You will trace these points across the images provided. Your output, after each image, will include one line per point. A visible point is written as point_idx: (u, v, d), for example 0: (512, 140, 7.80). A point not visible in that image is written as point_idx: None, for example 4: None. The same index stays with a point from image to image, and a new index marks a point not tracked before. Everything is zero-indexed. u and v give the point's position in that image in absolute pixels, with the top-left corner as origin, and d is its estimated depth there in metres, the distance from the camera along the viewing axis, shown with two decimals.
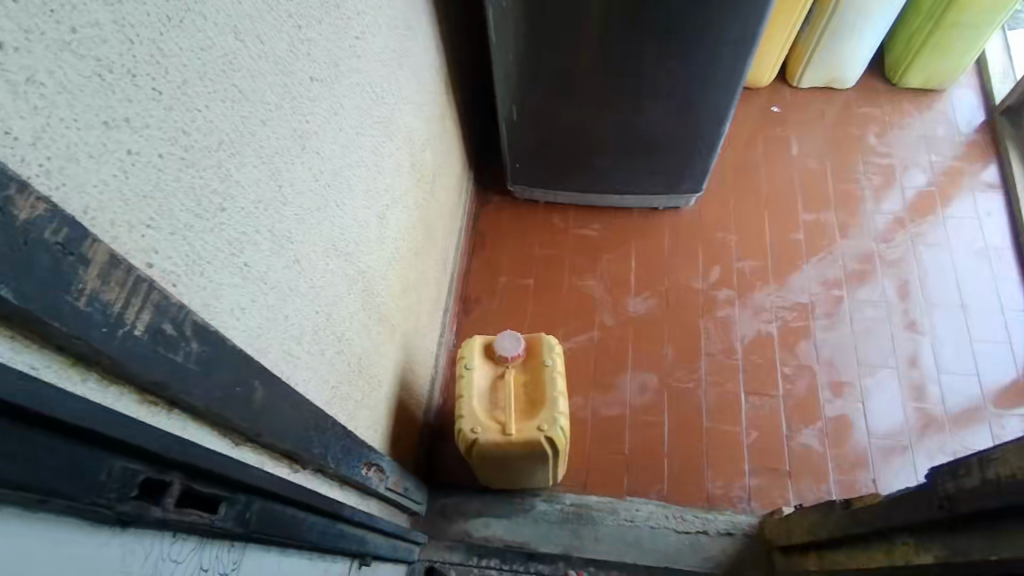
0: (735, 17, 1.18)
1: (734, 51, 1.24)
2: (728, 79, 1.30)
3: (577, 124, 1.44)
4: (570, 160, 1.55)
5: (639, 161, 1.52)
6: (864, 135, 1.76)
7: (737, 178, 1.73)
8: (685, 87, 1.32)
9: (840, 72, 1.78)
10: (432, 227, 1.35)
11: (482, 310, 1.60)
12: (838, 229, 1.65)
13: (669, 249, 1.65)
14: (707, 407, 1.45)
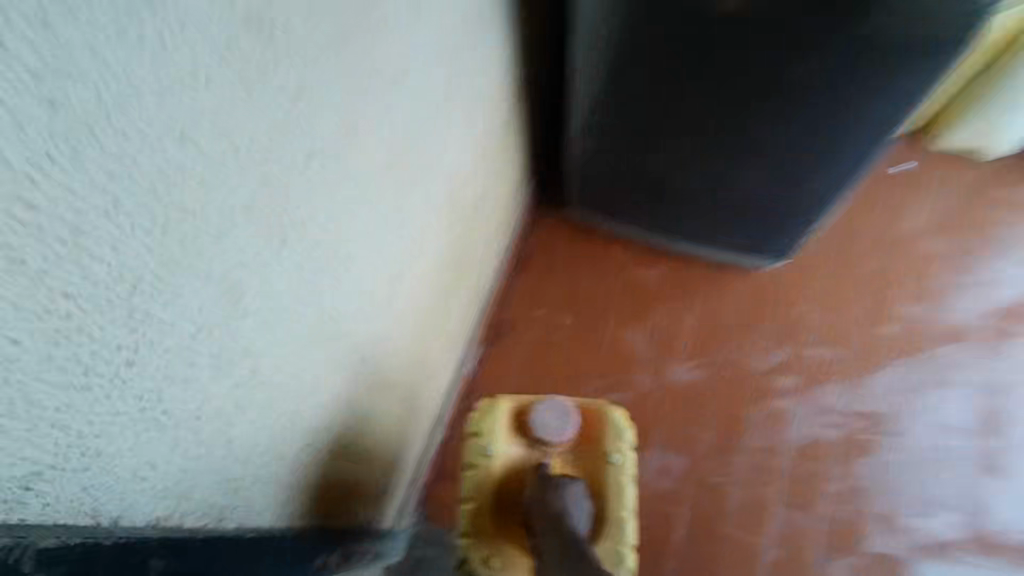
0: (883, 94, 0.91)
1: (871, 131, 0.98)
2: (854, 155, 1.04)
3: (655, 169, 1.22)
4: (640, 201, 1.34)
5: (721, 219, 1.30)
6: (998, 228, 1.49)
7: (830, 245, 1.49)
8: (805, 157, 1.07)
9: (997, 136, 1.46)
10: (466, 258, 1.19)
11: (510, 340, 1.44)
12: (935, 331, 1.41)
13: (736, 315, 1.44)
14: (737, 509, 1.29)
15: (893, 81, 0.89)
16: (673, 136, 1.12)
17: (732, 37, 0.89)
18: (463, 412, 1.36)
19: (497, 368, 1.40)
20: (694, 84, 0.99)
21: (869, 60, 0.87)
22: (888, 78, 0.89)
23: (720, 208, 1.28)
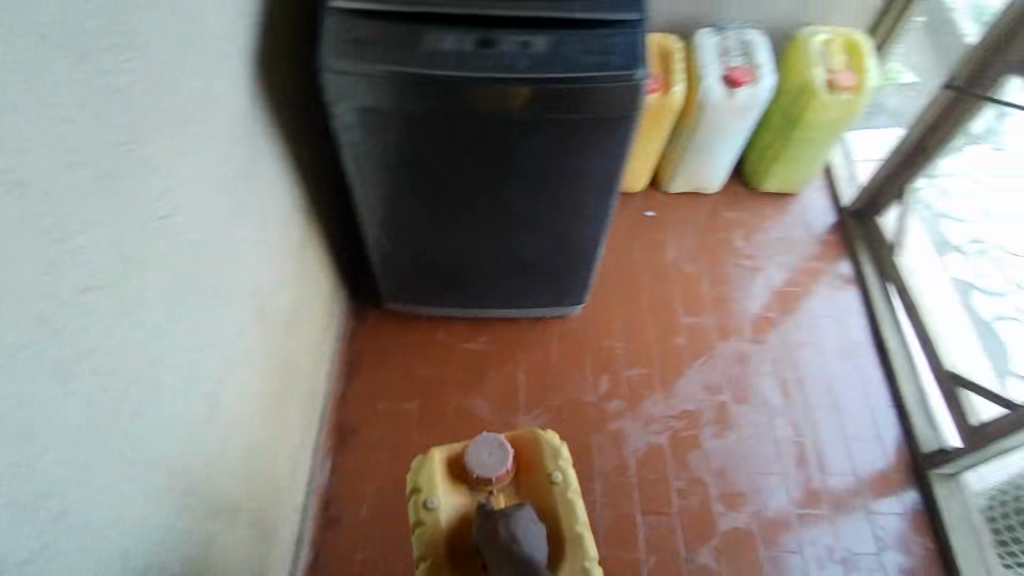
0: (598, 159, 1.11)
1: (603, 187, 1.18)
2: (600, 205, 1.24)
3: (451, 253, 1.37)
4: (448, 283, 1.48)
5: (520, 282, 1.47)
6: (732, 238, 1.84)
7: (617, 283, 1.75)
8: (562, 217, 1.26)
9: (708, 177, 1.83)
10: (292, 369, 1.22)
11: (357, 441, 1.47)
12: (716, 331, 1.69)
13: (557, 361, 1.61)
14: (601, 532, 1.40)
15: (600, 150, 1.08)
16: (452, 222, 1.27)
17: (466, 142, 1.06)
18: (327, 522, 1.37)
19: (352, 472, 1.43)
20: (453, 180, 1.15)
21: (576, 142, 1.06)
22: (594, 150, 1.09)
23: (516, 273, 1.44)
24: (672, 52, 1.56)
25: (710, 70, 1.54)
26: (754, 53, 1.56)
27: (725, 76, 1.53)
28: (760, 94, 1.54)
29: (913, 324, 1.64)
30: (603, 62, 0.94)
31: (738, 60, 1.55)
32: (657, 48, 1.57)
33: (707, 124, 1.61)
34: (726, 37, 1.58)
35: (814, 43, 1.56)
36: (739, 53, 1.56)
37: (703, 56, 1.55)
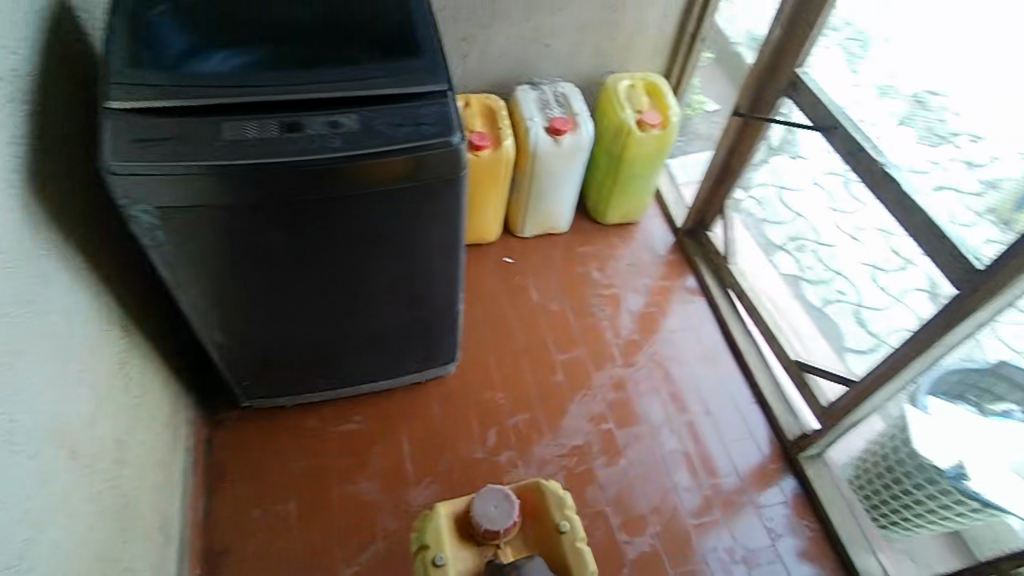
0: (434, 225, 1.12)
1: (445, 249, 1.19)
2: (447, 267, 1.24)
3: (303, 335, 1.31)
4: (308, 366, 1.40)
5: (384, 351, 1.43)
6: (588, 271, 1.93)
7: (488, 333, 1.75)
8: (413, 284, 1.26)
9: (557, 219, 1.92)
10: (129, 500, 1.08)
11: (235, 557, 1.35)
12: (591, 361, 1.73)
13: (442, 423, 1.57)
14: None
15: (434, 216, 1.09)
16: (296, 305, 1.22)
17: (292, 225, 1.03)
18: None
19: None
20: (287, 264, 1.10)
21: (407, 214, 1.07)
22: (428, 217, 1.09)
23: (379, 343, 1.40)
24: (497, 105, 1.64)
25: (534, 119, 1.64)
26: (570, 102, 1.69)
27: (547, 125, 1.64)
28: (582, 138, 1.66)
29: (755, 323, 1.81)
30: (417, 131, 0.96)
31: (558, 110, 1.67)
32: (482, 103, 1.65)
33: (541, 168, 1.70)
34: (543, 90, 1.70)
35: (620, 89, 1.74)
36: (557, 104, 1.68)
37: (526, 109, 1.66)
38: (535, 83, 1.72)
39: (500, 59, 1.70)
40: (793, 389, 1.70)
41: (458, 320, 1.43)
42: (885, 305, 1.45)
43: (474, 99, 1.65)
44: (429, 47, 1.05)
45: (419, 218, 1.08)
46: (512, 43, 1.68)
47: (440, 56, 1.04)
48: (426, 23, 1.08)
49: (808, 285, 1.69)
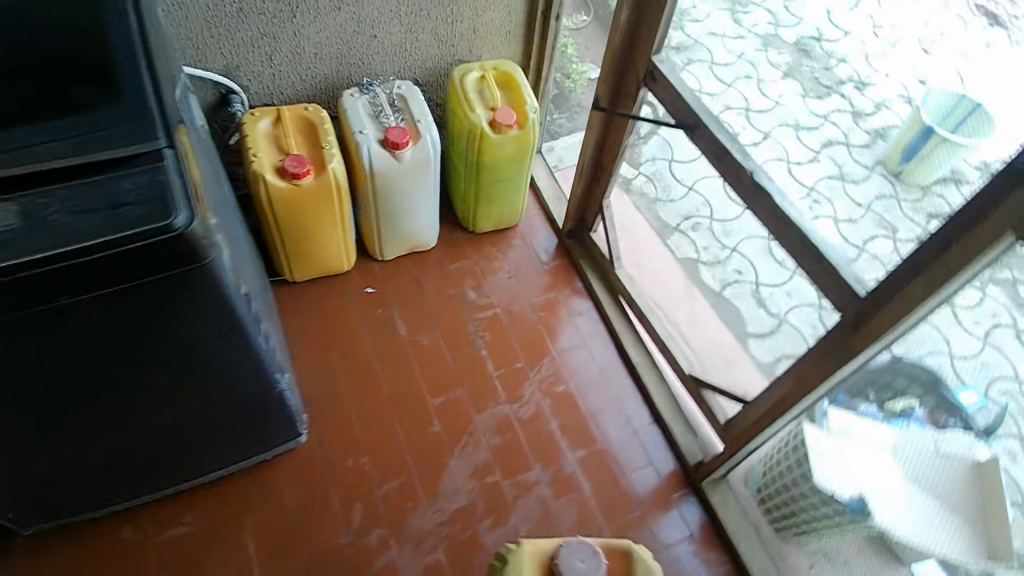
0: (202, 321, 0.84)
1: (234, 343, 0.92)
2: (246, 358, 0.98)
3: (75, 454, 1.03)
4: (101, 478, 1.13)
5: (200, 443, 1.17)
6: (463, 291, 1.70)
7: (348, 384, 1.50)
8: (202, 382, 0.98)
9: (419, 238, 1.66)
10: None
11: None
12: (471, 403, 1.52)
13: (296, 505, 1.33)
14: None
15: (197, 310, 0.82)
16: (38, 427, 0.93)
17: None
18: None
19: None
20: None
21: (153, 317, 0.79)
22: (189, 316, 0.82)
23: (191, 440, 1.14)
24: (319, 119, 1.35)
25: (366, 133, 1.37)
26: (410, 108, 1.42)
27: (383, 139, 1.37)
28: (427, 151, 1.40)
29: (648, 332, 1.65)
30: (114, 218, 0.68)
31: (395, 119, 1.40)
32: (301, 118, 1.35)
33: (383, 187, 1.43)
34: (376, 94, 1.42)
35: (468, 86, 1.49)
36: (394, 111, 1.41)
37: (356, 121, 1.37)
38: (367, 85, 1.43)
39: (317, 58, 1.40)
40: (693, 404, 1.56)
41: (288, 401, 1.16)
42: (782, 283, 1.31)
43: (290, 112, 1.35)
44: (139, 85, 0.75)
45: (164, 318, 0.79)
46: (329, 38, 1.38)
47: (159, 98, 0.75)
48: (139, 46, 0.78)
49: (705, 267, 1.54)
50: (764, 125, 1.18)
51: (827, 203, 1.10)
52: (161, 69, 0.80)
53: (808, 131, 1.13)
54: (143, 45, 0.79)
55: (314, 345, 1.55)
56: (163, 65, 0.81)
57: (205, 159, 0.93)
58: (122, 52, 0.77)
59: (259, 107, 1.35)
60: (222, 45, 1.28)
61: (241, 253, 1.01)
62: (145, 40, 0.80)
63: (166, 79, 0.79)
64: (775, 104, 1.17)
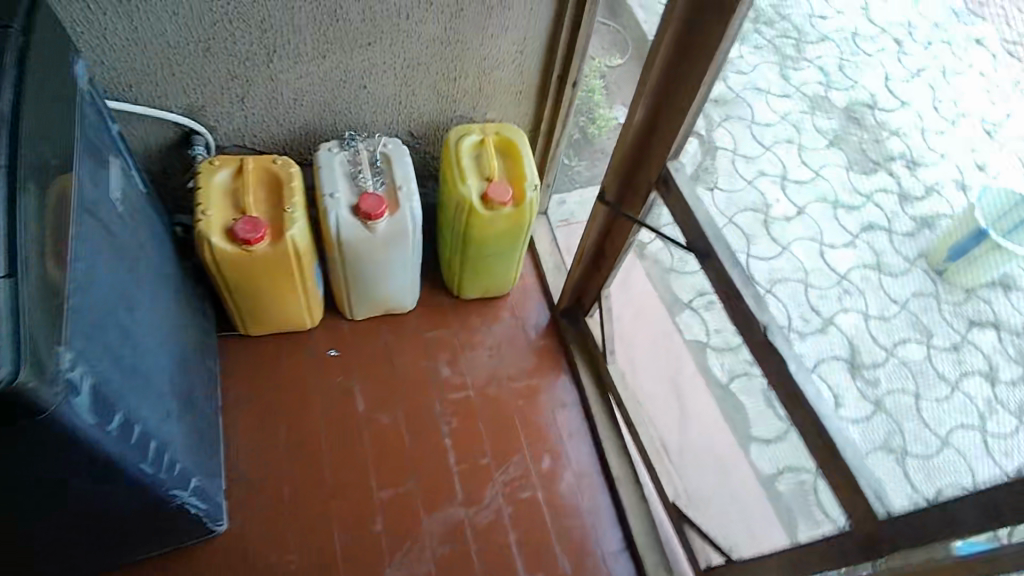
0: (63, 467, 0.69)
1: (112, 481, 0.77)
2: (134, 488, 0.82)
3: None
4: None
5: (91, 559, 0.99)
6: (436, 366, 1.53)
7: (290, 463, 1.35)
8: (76, 516, 0.81)
9: (396, 302, 1.50)
10: None
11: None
12: (423, 502, 1.35)
13: None
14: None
15: (53, 460, 0.67)
16: None
17: None
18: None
19: None
20: None
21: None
22: (40, 466, 0.67)
23: (79, 557, 0.96)
24: (286, 176, 1.20)
25: (336, 196, 1.21)
26: (392, 171, 1.26)
27: (354, 206, 1.21)
28: (404, 223, 1.24)
29: (633, 440, 1.47)
30: None
31: (372, 182, 1.24)
32: (265, 172, 1.20)
33: (352, 254, 1.27)
34: (357, 152, 1.26)
35: (463, 151, 1.33)
36: (372, 174, 1.25)
37: (327, 182, 1.22)
38: (349, 139, 1.27)
39: (296, 104, 1.25)
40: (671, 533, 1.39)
41: (195, 510, 1.00)
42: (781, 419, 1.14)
43: (255, 164, 1.20)
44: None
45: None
46: (311, 85, 1.22)
47: (10, 206, 0.59)
48: (1, 132, 0.62)
49: (714, 353, 1.36)
50: (801, 199, 1.07)
51: (859, 294, 0.98)
52: (33, 159, 0.64)
53: (847, 211, 1.03)
54: (10, 129, 0.62)
55: (260, 414, 1.39)
56: (39, 151, 0.65)
57: (104, 248, 0.77)
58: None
59: (218, 156, 1.20)
60: (185, 84, 1.13)
61: (146, 350, 0.85)
62: (15, 120, 0.63)
63: (36, 173, 0.63)
64: (814, 176, 1.06)
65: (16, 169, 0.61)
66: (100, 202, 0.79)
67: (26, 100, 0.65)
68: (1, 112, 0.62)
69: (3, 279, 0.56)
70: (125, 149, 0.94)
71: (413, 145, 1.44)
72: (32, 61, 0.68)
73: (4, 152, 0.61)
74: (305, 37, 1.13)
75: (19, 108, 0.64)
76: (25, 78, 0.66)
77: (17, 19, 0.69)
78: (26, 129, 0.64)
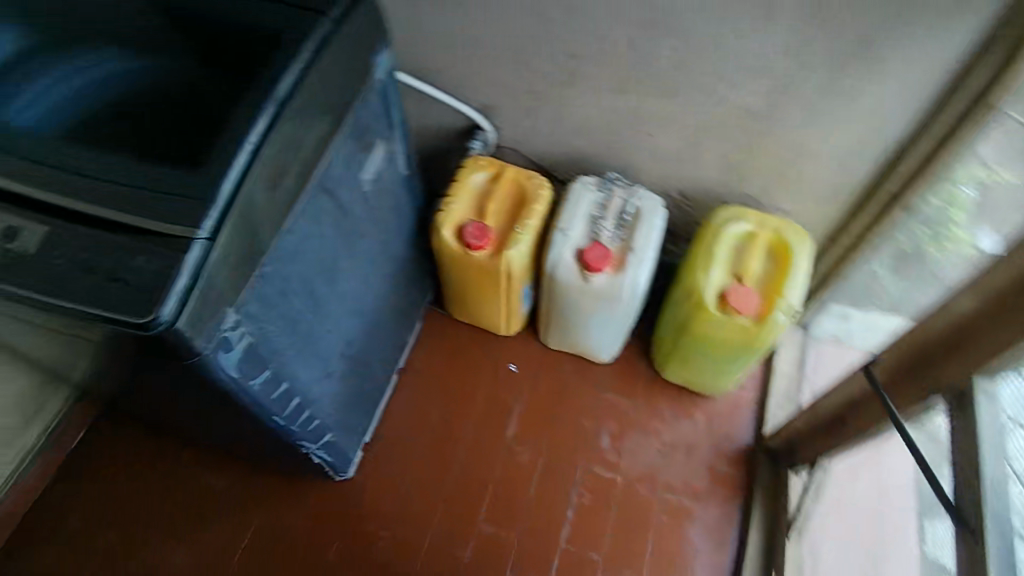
0: (207, 393, 0.77)
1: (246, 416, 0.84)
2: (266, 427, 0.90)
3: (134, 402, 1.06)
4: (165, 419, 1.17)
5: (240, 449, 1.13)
6: (599, 433, 1.41)
7: (427, 448, 1.38)
8: (221, 421, 0.92)
9: (590, 350, 1.41)
10: None
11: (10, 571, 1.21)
12: (516, 558, 1.29)
13: (302, 532, 1.27)
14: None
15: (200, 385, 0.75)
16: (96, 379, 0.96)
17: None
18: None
19: None
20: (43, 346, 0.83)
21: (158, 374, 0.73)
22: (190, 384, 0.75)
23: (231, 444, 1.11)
24: (534, 197, 1.18)
25: (568, 234, 1.15)
26: (635, 230, 1.16)
27: (580, 250, 1.14)
28: (619, 287, 1.14)
29: None
30: (101, 288, 0.60)
31: (610, 235, 1.15)
32: (518, 187, 1.20)
33: (561, 293, 1.21)
34: (611, 198, 1.18)
35: (724, 237, 1.15)
36: (614, 226, 1.16)
37: (566, 217, 1.16)
38: (608, 181, 1.20)
39: (576, 130, 1.20)
40: None
41: (318, 458, 1.09)
42: None
43: (512, 176, 1.20)
44: (228, 158, 0.65)
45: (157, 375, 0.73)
46: (597, 117, 1.16)
47: (238, 181, 0.65)
48: (265, 112, 0.68)
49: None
50: None
51: None
52: (283, 141, 0.69)
53: None
54: (275, 111, 0.68)
55: (426, 390, 1.44)
56: (294, 135, 0.70)
57: (326, 222, 0.83)
58: (253, 111, 0.68)
59: (484, 156, 1.23)
60: (484, 83, 1.16)
61: (329, 317, 0.92)
62: (284, 103, 0.69)
63: (277, 155, 0.69)
64: None
65: (260, 150, 0.66)
66: (343, 182, 0.84)
67: (303, 87, 0.70)
68: (276, 95, 0.69)
69: (200, 243, 0.62)
70: (399, 132, 0.99)
71: (679, 205, 1.30)
72: (328, 51, 0.73)
73: (259, 131, 0.67)
74: (608, 72, 1.06)
75: (293, 94, 0.70)
76: (312, 67, 0.71)
77: (335, 9, 0.74)
78: (289, 113, 0.69)
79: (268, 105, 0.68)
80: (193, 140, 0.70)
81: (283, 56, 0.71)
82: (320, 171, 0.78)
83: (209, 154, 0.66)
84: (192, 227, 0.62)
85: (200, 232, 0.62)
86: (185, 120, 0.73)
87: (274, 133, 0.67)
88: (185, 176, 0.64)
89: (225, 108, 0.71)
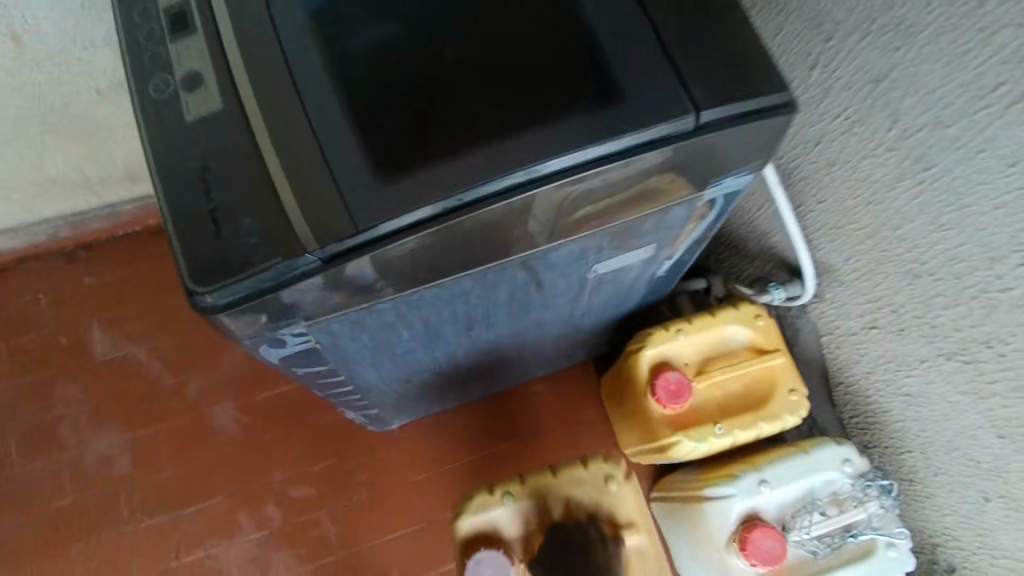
0: None
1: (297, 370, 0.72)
2: None
3: None
4: None
5: None
6: None
7: (466, 468, 1.19)
8: None
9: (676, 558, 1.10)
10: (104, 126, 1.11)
11: (153, 241, 1.32)
12: None
13: (322, 424, 1.21)
14: (86, 542, 1.14)
15: None
16: None
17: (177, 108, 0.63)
18: (66, 256, 1.30)
19: (127, 251, 1.31)
20: None
21: None
22: None
23: None
24: (768, 414, 0.84)
25: (761, 490, 0.80)
26: (833, 564, 0.79)
27: (753, 519, 0.80)
28: None
29: None
30: (195, 219, 0.47)
31: (803, 539, 0.79)
32: (765, 383, 0.86)
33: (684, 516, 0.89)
34: (853, 507, 0.79)
35: None
36: (819, 536, 0.79)
37: (780, 469, 0.81)
38: (873, 485, 0.80)
39: (901, 397, 0.84)
40: None
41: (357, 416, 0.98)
42: None
43: (772, 368, 0.86)
44: (420, 196, 0.46)
45: None
46: (937, 412, 0.79)
47: (405, 227, 0.46)
48: (507, 177, 0.47)
49: None
50: None
51: None
52: (503, 216, 0.48)
53: None
54: (521, 181, 0.47)
55: (516, 422, 1.23)
56: (524, 216, 0.50)
57: (507, 288, 0.61)
58: (499, 158, 0.47)
59: (768, 316, 0.88)
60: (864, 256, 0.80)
61: (445, 348, 0.74)
62: (540, 180, 0.47)
63: (481, 227, 0.48)
64: None
65: (459, 214, 0.47)
66: (562, 266, 0.61)
67: (578, 177, 0.48)
68: (542, 165, 0.47)
69: (304, 261, 0.46)
70: (685, 244, 0.71)
71: (933, 567, 0.88)
72: (660, 156, 0.49)
73: (482, 191, 0.47)
74: (1014, 404, 0.68)
75: (558, 178, 0.47)
76: (617, 163, 0.48)
77: (708, 115, 0.49)
78: (536, 196, 0.48)
79: (519, 170, 0.47)
80: (414, 111, 0.49)
81: (598, 121, 0.48)
82: (535, 254, 0.55)
83: (408, 170, 0.47)
84: (312, 240, 0.45)
85: (314, 250, 0.45)
86: (438, 69, 0.51)
87: (496, 207, 0.47)
88: (362, 173, 0.46)
89: (479, 112, 0.49)
